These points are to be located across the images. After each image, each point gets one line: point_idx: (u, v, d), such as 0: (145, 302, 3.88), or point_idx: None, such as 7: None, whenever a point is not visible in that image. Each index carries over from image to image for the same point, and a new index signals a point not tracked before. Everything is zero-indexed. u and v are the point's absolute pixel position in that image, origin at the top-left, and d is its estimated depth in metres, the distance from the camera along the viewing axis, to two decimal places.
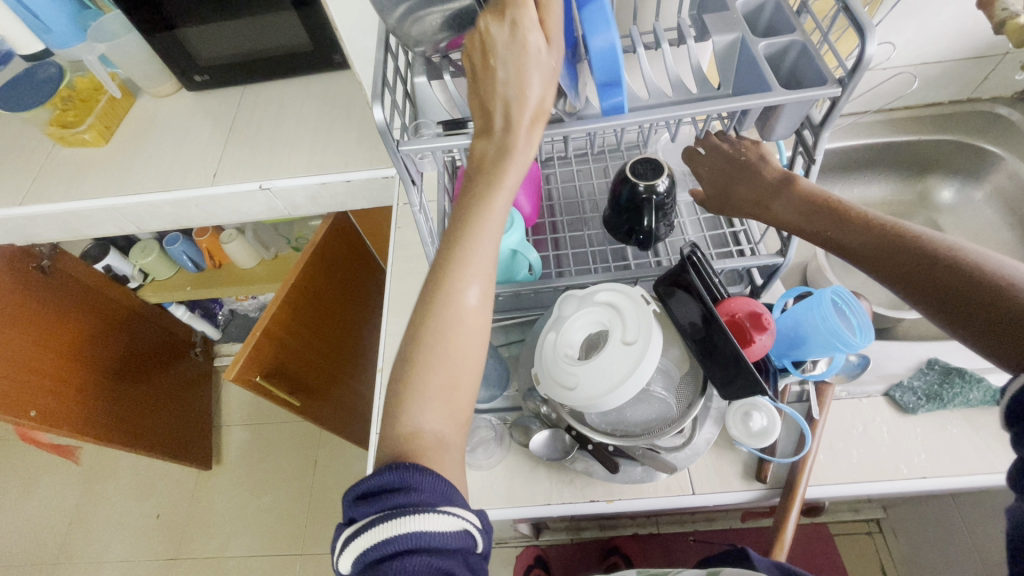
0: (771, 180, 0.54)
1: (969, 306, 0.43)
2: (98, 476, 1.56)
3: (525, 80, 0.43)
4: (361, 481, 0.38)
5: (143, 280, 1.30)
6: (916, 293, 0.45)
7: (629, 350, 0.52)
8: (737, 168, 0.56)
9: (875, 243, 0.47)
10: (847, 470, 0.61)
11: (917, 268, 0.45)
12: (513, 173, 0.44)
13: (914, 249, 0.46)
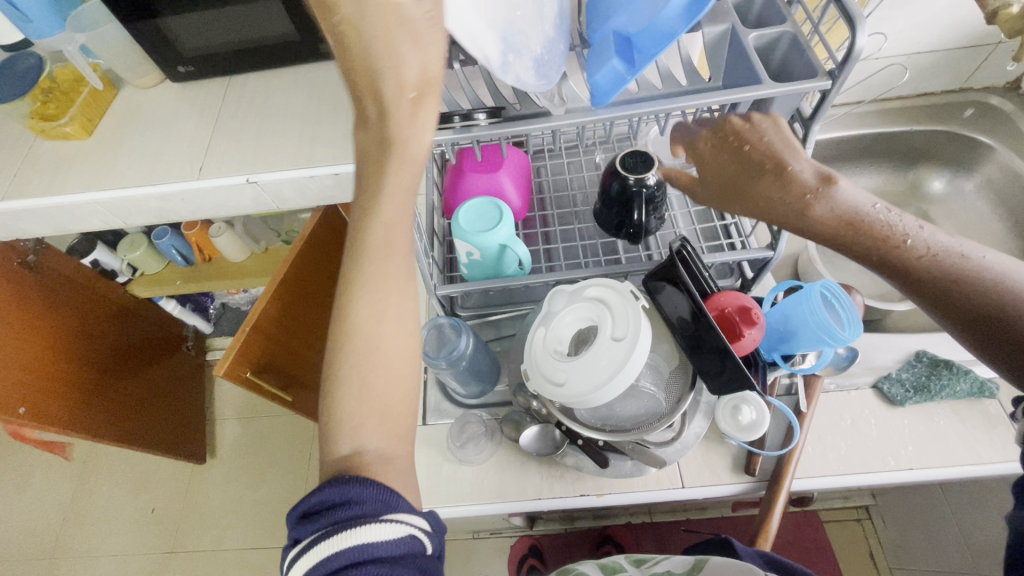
0: (804, 183, 0.44)
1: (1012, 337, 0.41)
2: (92, 471, 1.55)
3: (397, 54, 0.40)
4: (302, 502, 0.39)
5: (132, 275, 1.29)
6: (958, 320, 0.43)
7: (618, 347, 0.52)
8: (754, 156, 0.46)
9: (922, 261, 0.42)
10: (835, 462, 0.61)
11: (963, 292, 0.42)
12: (405, 166, 0.43)
13: (958, 269, 0.42)
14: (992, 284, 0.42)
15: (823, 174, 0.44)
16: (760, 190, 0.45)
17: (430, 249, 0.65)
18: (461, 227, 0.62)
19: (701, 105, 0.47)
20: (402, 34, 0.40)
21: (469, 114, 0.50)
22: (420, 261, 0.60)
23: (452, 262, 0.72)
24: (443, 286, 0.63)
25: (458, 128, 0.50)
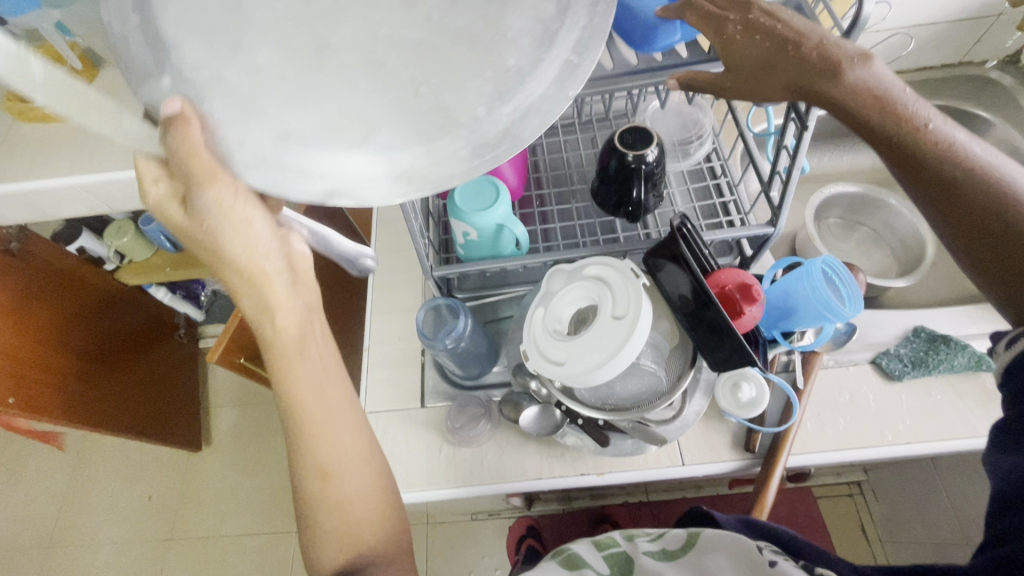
0: (843, 51, 0.41)
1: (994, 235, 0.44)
2: (86, 460, 1.54)
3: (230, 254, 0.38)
4: None
5: (119, 262, 1.27)
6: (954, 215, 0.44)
7: (619, 325, 0.51)
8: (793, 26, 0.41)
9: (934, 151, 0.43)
10: (833, 437, 0.61)
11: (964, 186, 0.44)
12: (279, 327, 0.43)
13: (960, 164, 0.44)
14: (990, 180, 0.43)
15: (859, 50, 0.42)
16: (804, 60, 0.41)
17: (426, 229, 0.64)
18: (458, 206, 0.60)
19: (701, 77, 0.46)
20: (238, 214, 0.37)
21: None
22: (415, 242, 0.58)
23: (448, 243, 0.70)
24: (439, 267, 0.62)
25: None
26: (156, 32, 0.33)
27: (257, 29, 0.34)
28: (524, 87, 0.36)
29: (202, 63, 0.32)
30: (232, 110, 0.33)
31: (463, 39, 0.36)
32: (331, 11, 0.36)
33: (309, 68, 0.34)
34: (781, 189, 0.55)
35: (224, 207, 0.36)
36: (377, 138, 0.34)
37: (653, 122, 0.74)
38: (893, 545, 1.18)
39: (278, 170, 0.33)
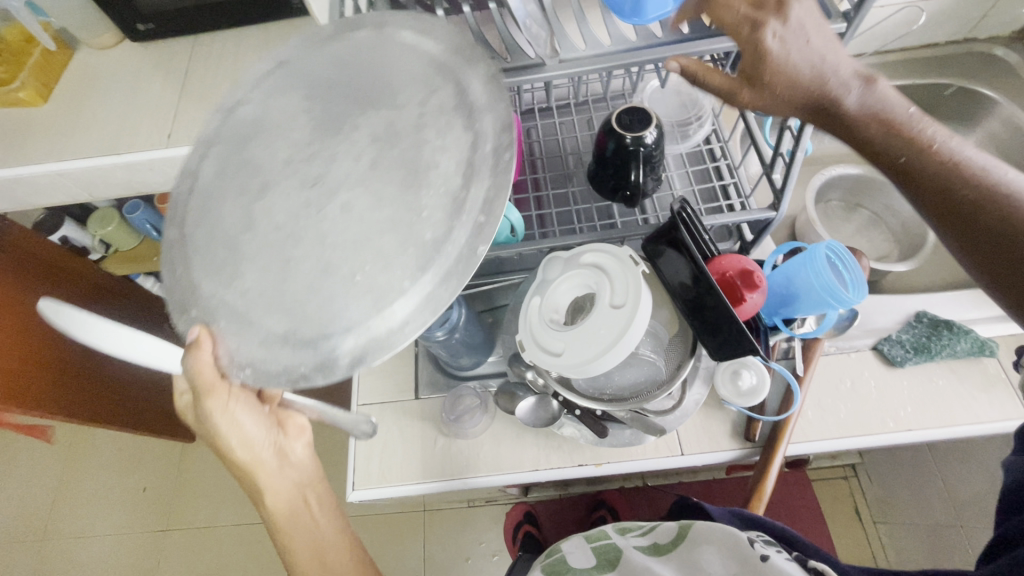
0: (848, 76, 0.40)
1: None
2: (78, 453, 1.52)
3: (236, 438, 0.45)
4: None
5: (105, 252, 1.26)
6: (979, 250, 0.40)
7: (617, 314, 0.49)
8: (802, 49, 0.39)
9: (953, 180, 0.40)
10: (834, 425, 0.61)
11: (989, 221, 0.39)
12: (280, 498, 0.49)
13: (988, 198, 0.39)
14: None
15: (867, 72, 0.40)
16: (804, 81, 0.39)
17: None
18: None
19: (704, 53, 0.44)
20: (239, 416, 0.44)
21: None
22: None
23: None
24: None
25: None
26: (186, 275, 0.41)
27: (247, 259, 0.39)
28: (441, 255, 0.35)
29: (212, 294, 0.40)
30: (229, 330, 0.39)
31: (390, 223, 0.37)
32: (296, 230, 0.39)
33: (279, 280, 0.38)
34: (784, 169, 0.53)
35: (221, 414, 0.43)
36: (332, 325, 0.36)
37: (651, 103, 0.71)
38: (887, 528, 1.19)
39: (267, 368, 0.37)
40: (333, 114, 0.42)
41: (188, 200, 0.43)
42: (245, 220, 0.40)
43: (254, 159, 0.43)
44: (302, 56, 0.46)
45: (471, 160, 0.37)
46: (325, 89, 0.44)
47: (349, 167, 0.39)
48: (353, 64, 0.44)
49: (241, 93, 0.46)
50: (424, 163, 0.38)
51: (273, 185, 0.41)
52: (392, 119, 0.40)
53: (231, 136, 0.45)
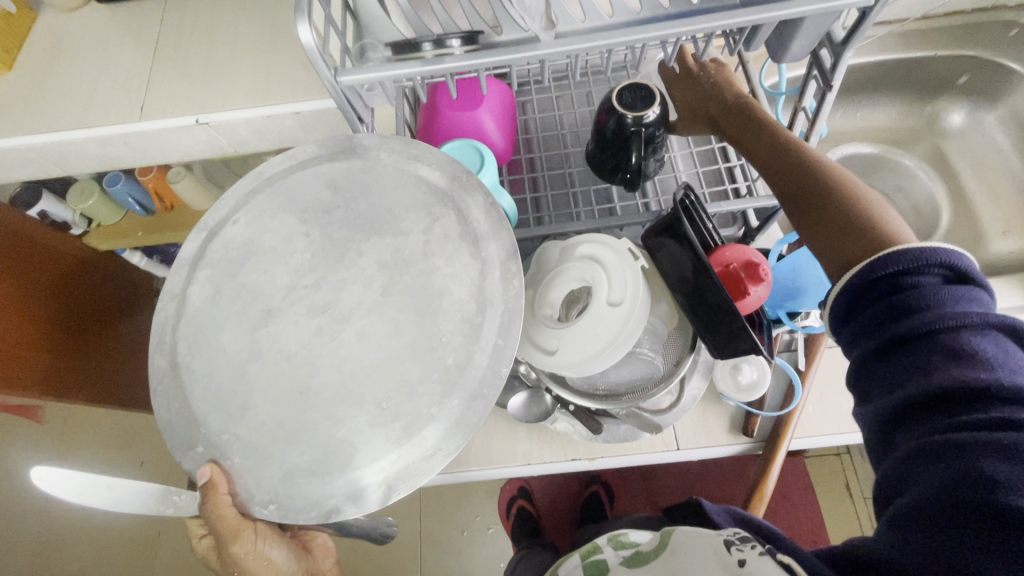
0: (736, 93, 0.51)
1: (846, 241, 0.40)
2: (71, 428, 1.51)
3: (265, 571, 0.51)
4: None
5: (87, 227, 1.18)
6: (807, 219, 0.43)
7: (615, 313, 0.46)
8: (698, 87, 0.53)
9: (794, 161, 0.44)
10: (835, 420, 0.59)
11: (816, 191, 0.42)
12: None
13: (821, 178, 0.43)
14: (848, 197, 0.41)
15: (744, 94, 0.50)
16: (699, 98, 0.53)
17: None
18: None
19: (713, 29, 0.40)
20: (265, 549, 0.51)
21: (442, 40, 0.43)
22: None
23: None
24: None
25: (429, 57, 0.43)
26: (188, 412, 0.43)
27: (256, 390, 0.43)
28: (465, 379, 0.42)
29: (222, 430, 0.43)
30: (244, 466, 0.42)
31: (411, 350, 0.43)
32: (310, 356, 0.44)
33: (297, 408, 0.42)
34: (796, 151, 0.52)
35: (246, 554, 0.49)
36: (359, 457, 0.41)
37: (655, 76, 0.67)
38: None
39: (291, 504, 0.41)
40: (336, 240, 0.46)
41: (178, 328, 0.45)
42: (251, 349, 0.44)
43: (251, 286, 0.45)
44: (291, 175, 0.49)
45: (483, 287, 0.43)
46: (320, 216, 0.47)
47: (361, 294, 0.45)
48: (346, 189, 0.48)
49: (229, 212, 0.48)
50: (437, 289, 0.44)
51: (277, 313, 0.45)
52: (398, 245, 0.46)
53: (223, 261, 0.46)
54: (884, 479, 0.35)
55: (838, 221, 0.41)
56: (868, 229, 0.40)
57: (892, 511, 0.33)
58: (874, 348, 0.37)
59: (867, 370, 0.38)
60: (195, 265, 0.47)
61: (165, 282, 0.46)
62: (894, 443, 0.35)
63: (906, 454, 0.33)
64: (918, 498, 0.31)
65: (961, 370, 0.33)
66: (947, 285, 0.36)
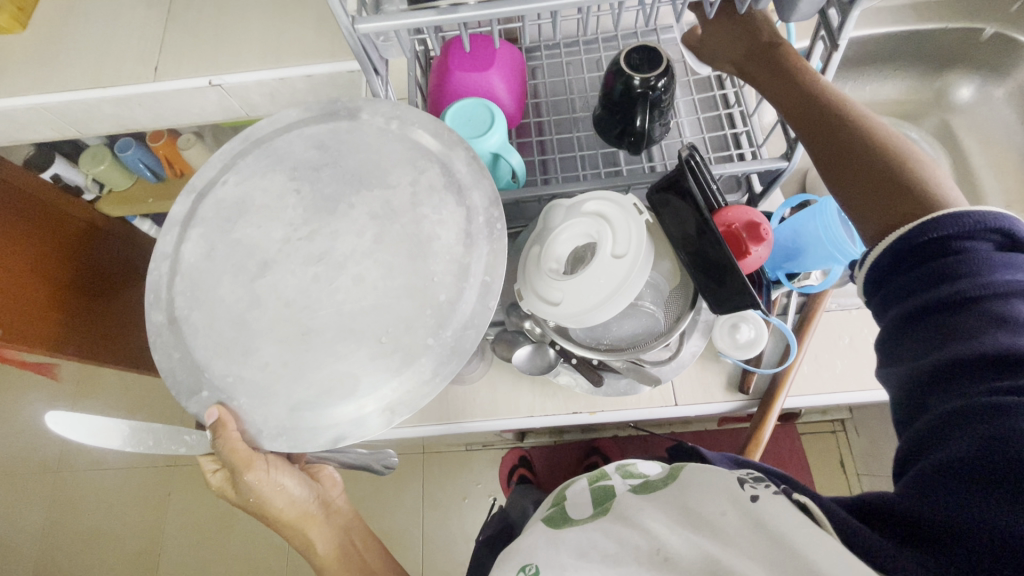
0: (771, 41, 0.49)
1: (888, 197, 0.42)
2: (85, 389, 1.55)
3: (277, 499, 0.52)
4: None
5: (100, 191, 1.22)
6: (849, 175, 0.44)
7: (618, 264, 0.48)
8: (728, 34, 0.51)
9: (835, 118, 0.45)
10: (829, 379, 0.61)
11: (860, 149, 0.44)
12: (322, 538, 0.57)
13: (864, 135, 0.44)
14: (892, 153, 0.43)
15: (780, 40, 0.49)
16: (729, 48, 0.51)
17: None
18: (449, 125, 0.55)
19: None
20: (279, 474, 0.52)
21: None
22: None
23: None
24: None
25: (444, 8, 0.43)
26: (190, 359, 0.46)
27: (261, 335, 0.46)
28: (457, 313, 0.46)
29: (226, 373, 0.45)
30: (250, 404, 0.45)
31: (405, 290, 0.46)
32: (308, 301, 0.46)
33: (300, 349, 0.45)
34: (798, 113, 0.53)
35: (262, 481, 0.50)
36: (363, 387, 0.44)
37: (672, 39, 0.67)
38: (868, 479, 1.23)
39: (296, 434, 0.44)
40: (327, 194, 0.49)
41: (173, 284, 0.47)
42: (249, 297, 0.46)
43: (246, 240, 0.47)
44: (278, 137, 0.50)
45: (468, 230, 0.47)
46: (310, 172, 0.49)
47: (353, 242, 0.47)
48: (333, 147, 0.50)
49: (218, 173, 0.50)
50: (426, 235, 0.47)
51: (273, 264, 0.47)
52: (387, 198, 0.48)
53: (214, 218, 0.48)
54: (917, 435, 0.36)
55: (881, 179, 0.42)
56: (911, 183, 0.41)
57: (924, 465, 0.35)
58: (915, 309, 0.38)
59: (903, 331, 0.39)
60: (185, 224, 0.48)
61: (157, 242, 0.48)
62: (928, 402, 0.36)
63: (942, 413, 0.34)
64: (952, 454, 0.33)
65: (1007, 335, 0.34)
66: (997, 253, 0.37)
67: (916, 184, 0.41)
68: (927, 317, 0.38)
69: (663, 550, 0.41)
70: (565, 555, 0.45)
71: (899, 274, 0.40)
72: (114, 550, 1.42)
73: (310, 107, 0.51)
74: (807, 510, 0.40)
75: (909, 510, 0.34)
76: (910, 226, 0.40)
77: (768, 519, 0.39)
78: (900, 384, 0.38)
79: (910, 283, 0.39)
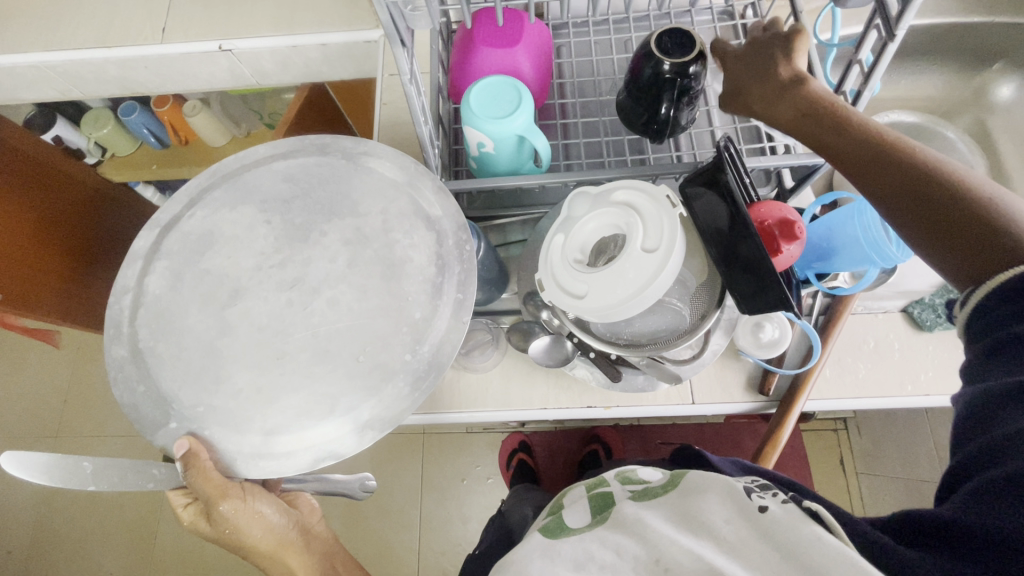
0: (786, 77, 0.46)
1: (967, 245, 0.38)
2: (86, 356, 1.55)
3: (253, 531, 0.49)
4: None
5: (102, 156, 1.18)
6: (916, 222, 0.40)
7: (649, 259, 0.46)
8: (747, 72, 0.49)
9: (883, 159, 0.41)
10: (851, 385, 0.60)
11: (923, 190, 0.40)
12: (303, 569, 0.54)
13: (921, 173, 0.40)
14: (960, 191, 0.39)
15: (797, 74, 0.46)
16: (749, 90, 0.48)
17: (436, 135, 0.59)
18: (472, 104, 0.52)
19: None
20: (257, 504, 0.49)
21: None
22: (425, 150, 0.55)
23: (459, 155, 0.65)
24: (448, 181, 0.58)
25: None
26: (156, 392, 0.43)
27: (232, 361, 0.43)
28: (430, 332, 0.45)
29: (197, 403, 0.43)
30: (222, 433, 0.42)
31: (380, 310, 0.45)
32: (282, 326, 0.44)
33: (274, 373, 0.43)
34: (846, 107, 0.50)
35: (238, 511, 0.47)
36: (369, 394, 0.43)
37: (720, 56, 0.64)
38: (868, 478, 1.23)
39: (270, 460, 0.42)
40: (297, 223, 0.47)
41: (135, 317, 0.45)
42: (220, 326, 0.44)
43: (214, 270, 0.46)
44: (246, 171, 0.49)
45: (440, 254, 0.47)
46: (280, 205, 0.48)
47: (326, 268, 0.46)
48: (301, 182, 0.49)
49: (184, 208, 0.48)
50: (398, 259, 0.46)
51: (244, 291, 0.45)
52: (359, 225, 0.47)
53: (180, 251, 0.46)
54: (973, 453, 0.33)
55: (953, 225, 0.39)
56: (988, 223, 0.37)
57: (978, 482, 0.32)
58: (995, 337, 0.35)
59: (980, 355, 0.36)
60: (150, 257, 0.46)
61: (118, 275, 0.46)
62: (990, 424, 0.33)
63: (1007, 435, 0.32)
64: (1006, 473, 0.30)
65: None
66: None
67: (997, 222, 0.37)
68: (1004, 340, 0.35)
69: (662, 560, 0.39)
70: (560, 566, 0.42)
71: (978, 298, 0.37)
72: (112, 517, 1.43)
73: (276, 145, 0.51)
74: (818, 517, 0.38)
75: (947, 521, 0.32)
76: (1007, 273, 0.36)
77: (776, 528, 0.37)
78: (964, 401, 0.36)
79: (995, 304, 0.36)
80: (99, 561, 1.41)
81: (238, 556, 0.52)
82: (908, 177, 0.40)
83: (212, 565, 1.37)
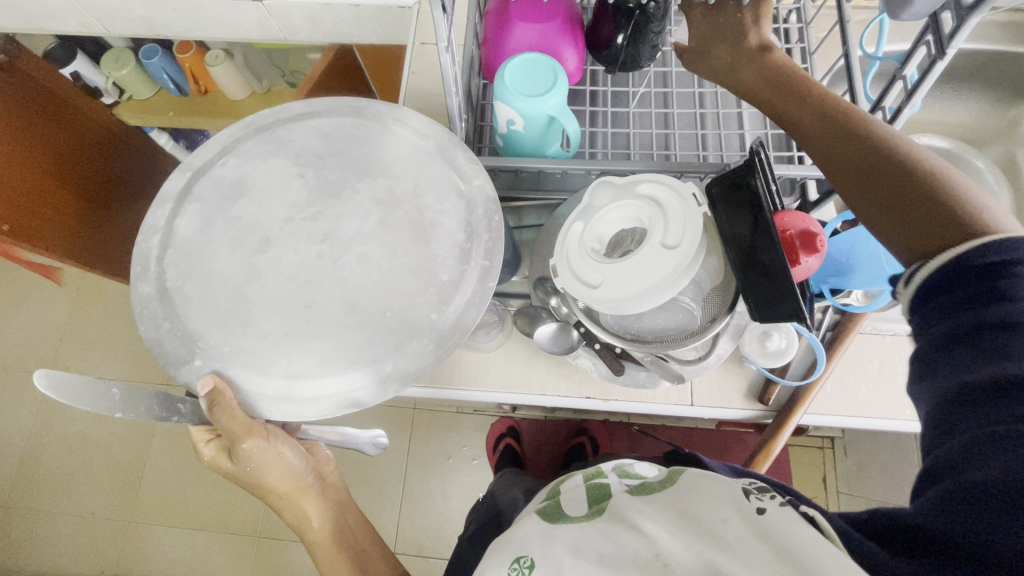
0: (751, 44, 0.49)
1: (907, 211, 0.39)
2: (85, 298, 1.55)
3: (273, 471, 0.50)
4: None
5: (119, 97, 1.15)
6: (864, 187, 0.41)
7: (669, 255, 0.46)
8: (717, 25, 0.51)
9: (839, 126, 0.43)
10: (853, 403, 0.60)
11: (872, 156, 0.41)
12: (317, 514, 0.55)
13: (874, 142, 0.41)
14: (906, 159, 0.40)
15: (766, 44, 0.49)
16: (715, 49, 0.50)
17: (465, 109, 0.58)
18: (503, 79, 0.51)
19: None
20: (281, 446, 0.50)
21: None
22: (453, 120, 0.54)
23: (484, 132, 0.64)
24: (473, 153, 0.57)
25: None
26: (181, 329, 0.43)
27: (259, 306, 0.43)
28: (459, 291, 0.44)
29: (224, 342, 0.43)
30: (246, 373, 0.42)
31: (408, 270, 0.45)
32: (312, 276, 0.44)
33: (301, 320, 0.43)
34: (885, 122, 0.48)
35: (260, 451, 0.48)
36: (386, 358, 0.43)
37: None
38: (848, 498, 1.24)
39: (293, 403, 0.42)
40: (330, 179, 0.47)
41: (164, 256, 0.44)
42: (248, 271, 0.44)
43: (246, 217, 0.45)
44: (280, 124, 0.49)
45: (470, 222, 0.46)
46: (314, 160, 0.47)
47: (358, 225, 0.45)
48: (339, 140, 0.48)
49: (216, 154, 0.47)
50: (429, 222, 0.46)
51: (275, 241, 0.45)
52: (392, 187, 0.47)
53: (213, 195, 0.46)
54: (940, 461, 0.33)
55: (898, 190, 0.39)
56: (932, 193, 0.38)
57: (945, 486, 0.31)
58: (957, 328, 0.34)
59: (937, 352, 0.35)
60: (180, 200, 0.46)
61: (148, 214, 0.45)
62: (956, 427, 0.33)
63: (972, 438, 0.31)
64: (977, 478, 0.29)
65: None
66: None
67: (939, 191, 0.38)
68: (960, 336, 0.34)
69: (661, 555, 0.39)
70: (561, 550, 0.43)
71: (925, 276, 0.37)
72: (99, 459, 1.44)
73: (313, 100, 0.50)
74: (814, 521, 0.38)
75: (923, 526, 0.32)
76: (954, 251, 0.36)
77: (775, 529, 0.37)
78: (932, 418, 0.34)
79: (946, 290, 0.35)
80: (84, 499, 1.42)
81: (255, 494, 0.52)
82: (855, 140, 0.42)
83: (193, 515, 1.38)
